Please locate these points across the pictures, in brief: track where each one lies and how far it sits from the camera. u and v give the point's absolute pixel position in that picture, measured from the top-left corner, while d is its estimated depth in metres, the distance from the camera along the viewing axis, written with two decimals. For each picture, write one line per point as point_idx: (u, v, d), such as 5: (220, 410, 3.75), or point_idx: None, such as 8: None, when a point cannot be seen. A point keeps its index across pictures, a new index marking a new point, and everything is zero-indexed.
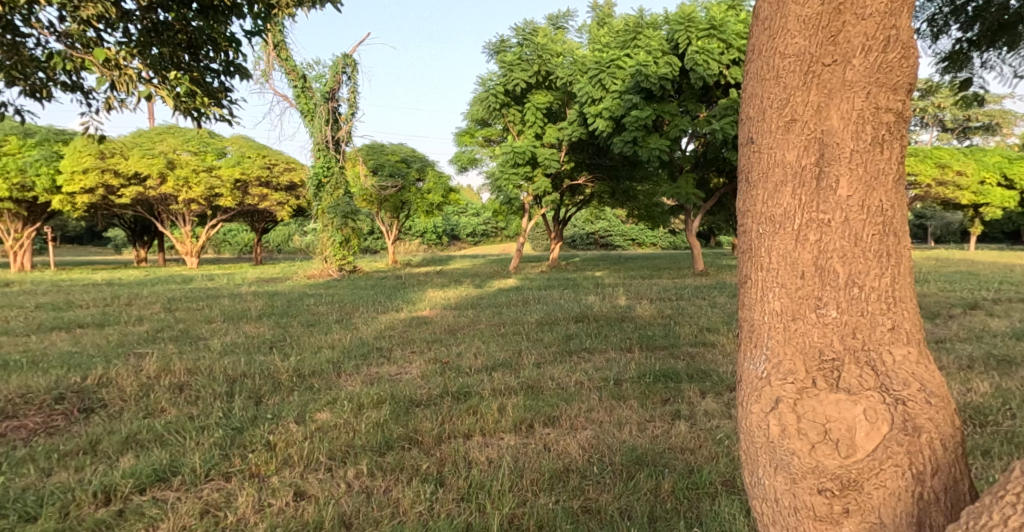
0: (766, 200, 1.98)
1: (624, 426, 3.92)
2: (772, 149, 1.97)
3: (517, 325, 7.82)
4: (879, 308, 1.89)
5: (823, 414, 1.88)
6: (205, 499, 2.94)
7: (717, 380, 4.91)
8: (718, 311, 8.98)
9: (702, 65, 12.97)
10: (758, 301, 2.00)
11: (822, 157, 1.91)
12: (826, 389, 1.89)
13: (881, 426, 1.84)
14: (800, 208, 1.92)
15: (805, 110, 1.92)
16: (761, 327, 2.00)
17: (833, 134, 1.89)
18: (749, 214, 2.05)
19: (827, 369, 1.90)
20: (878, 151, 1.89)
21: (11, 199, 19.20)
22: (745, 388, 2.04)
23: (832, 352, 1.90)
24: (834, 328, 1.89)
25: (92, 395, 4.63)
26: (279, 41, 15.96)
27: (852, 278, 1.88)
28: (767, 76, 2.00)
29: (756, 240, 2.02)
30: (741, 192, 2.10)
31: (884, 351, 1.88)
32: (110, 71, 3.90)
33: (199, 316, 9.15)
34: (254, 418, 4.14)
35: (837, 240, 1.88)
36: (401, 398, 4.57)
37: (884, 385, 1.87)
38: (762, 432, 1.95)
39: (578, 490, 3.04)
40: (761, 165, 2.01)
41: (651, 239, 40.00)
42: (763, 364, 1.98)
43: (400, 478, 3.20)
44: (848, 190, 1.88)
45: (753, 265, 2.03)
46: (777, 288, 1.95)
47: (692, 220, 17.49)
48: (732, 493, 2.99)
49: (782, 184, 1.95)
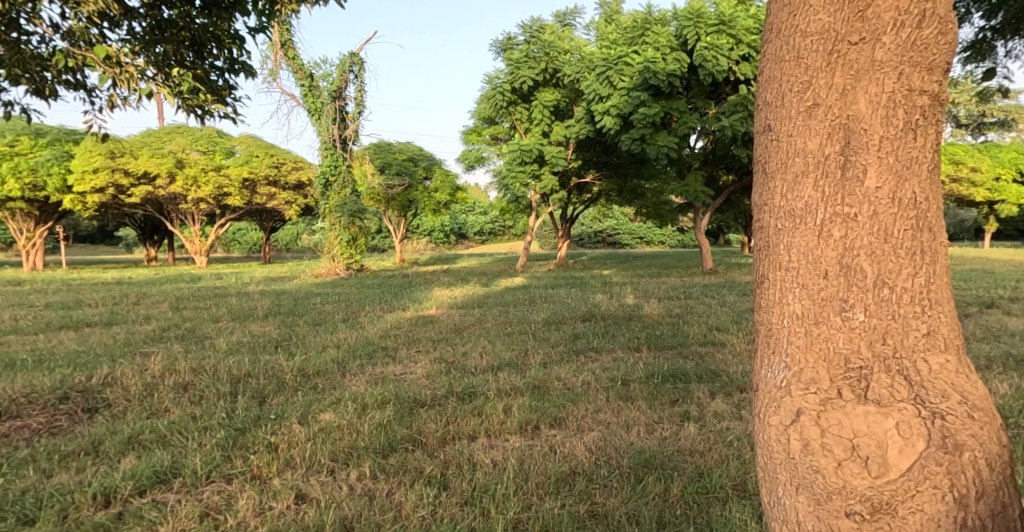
0: (787, 194, 1.91)
1: (632, 427, 3.85)
2: (793, 137, 1.90)
3: (524, 325, 7.74)
4: (913, 311, 1.81)
5: (849, 429, 1.80)
6: (206, 502, 2.88)
7: (727, 380, 4.83)
8: (727, 309, 8.88)
9: (711, 61, 12.86)
10: (778, 301, 1.93)
11: (847, 145, 1.83)
12: (853, 400, 1.82)
13: (916, 442, 1.76)
14: (823, 202, 1.84)
15: (830, 95, 1.85)
16: (780, 331, 1.93)
17: (860, 120, 1.82)
18: (766, 208, 1.98)
19: (854, 378, 1.82)
20: (910, 138, 1.81)
21: (22, 199, 19.28)
22: (765, 398, 1.97)
23: (861, 358, 1.82)
24: (861, 332, 1.82)
25: (96, 395, 4.59)
26: (287, 40, 15.95)
27: (882, 278, 1.80)
28: (786, 57, 1.93)
29: (773, 237, 1.95)
30: (758, 183, 2.03)
31: (918, 360, 1.81)
32: (112, 68, 3.85)
33: (206, 315, 9.11)
34: (258, 418, 4.10)
35: (866, 239, 1.81)
36: (406, 398, 4.52)
37: (919, 397, 1.79)
38: (782, 449, 1.89)
39: (584, 494, 2.98)
40: (780, 155, 1.94)
41: (659, 238, 39.83)
42: (782, 373, 1.92)
43: (403, 481, 3.14)
44: (877, 181, 1.80)
45: (770, 264, 1.96)
46: (798, 289, 1.88)
47: (701, 218, 17.37)
48: (743, 498, 2.92)
49: (804, 175, 1.87)
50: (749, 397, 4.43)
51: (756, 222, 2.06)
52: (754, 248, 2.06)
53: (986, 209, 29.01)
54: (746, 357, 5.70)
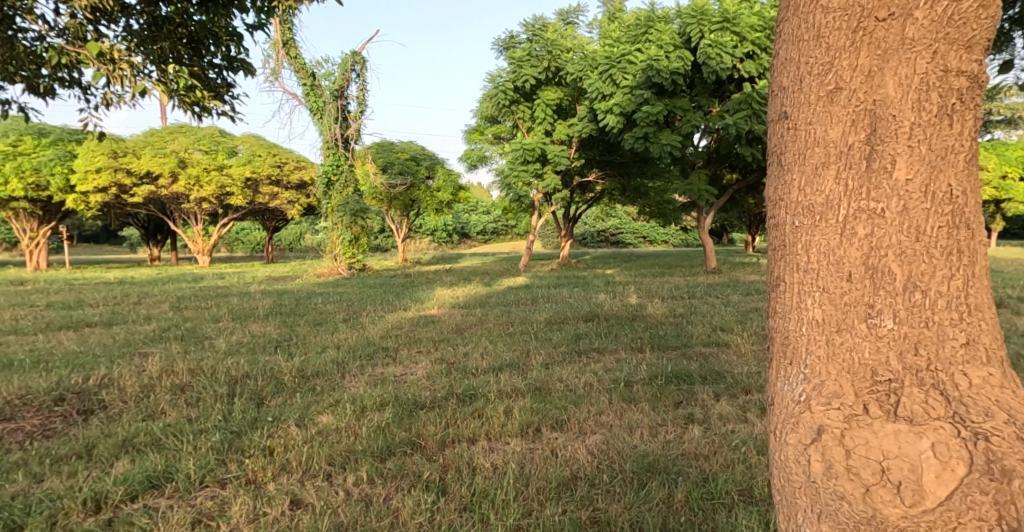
0: (806, 189, 1.83)
1: (635, 430, 3.78)
2: (813, 125, 1.82)
3: (526, 325, 7.67)
4: (948, 318, 1.74)
5: (878, 449, 1.73)
6: (198, 508, 2.82)
7: (731, 381, 4.76)
8: (732, 309, 8.80)
9: (715, 59, 12.78)
10: (797, 304, 1.86)
11: (873, 133, 1.75)
12: (882, 415, 1.75)
13: (956, 466, 1.67)
14: (847, 196, 1.76)
15: (855, 80, 1.76)
16: (798, 338, 1.86)
17: (888, 105, 1.73)
18: (782, 203, 1.91)
19: (883, 390, 1.75)
20: (946, 125, 1.73)
21: (25, 198, 19.26)
22: (783, 410, 1.90)
23: (890, 369, 1.75)
24: (890, 341, 1.74)
25: (92, 396, 4.53)
26: (289, 39, 15.89)
27: (912, 281, 1.73)
28: (806, 36, 1.86)
29: (791, 235, 1.88)
30: (774, 175, 1.95)
31: (957, 373, 1.73)
32: (106, 65, 3.80)
33: (206, 315, 9.06)
34: (255, 420, 4.04)
35: (897, 242, 1.73)
36: (405, 400, 4.45)
37: (958, 415, 1.70)
38: (802, 472, 1.82)
39: (586, 500, 2.90)
40: (798, 145, 1.87)
41: (662, 237, 39.73)
42: (800, 386, 1.86)
43: (401, 485, 3.08)
44: (908, 172, 1.72)
45: (786, 266, 1.89)
46: (819, 292, 1.81)
47: (705, 217, 17.27)
48: (749, 504, 2.84)
49: (826, 167, 1.80)
50: (754, 399, 4.35)
51: (771, 217, 1.98)
52: (769, 245, 1.99)
53: (994, 207, 29.02)
54: (751, 357, 5.63)
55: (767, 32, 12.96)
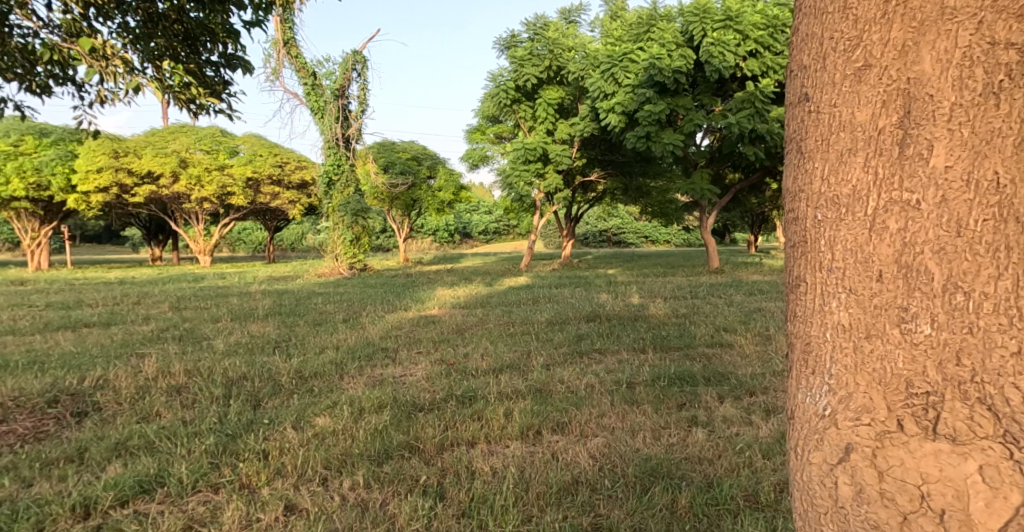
0: (829, 178, 1.58)
1: (638, 433, 3.71)
2: (837, 107, 1.57)
3: (527, 325, 7.61)
4: (1005, 321, 1.40)
5: (916, 472, 1.47)
6: (190, 514, 2.76)
7: (735, 383, 4.69)
8: (734, 309, 8.75)
9: (717, 57, 12.67)
10: (819, 308, 1.61)
11: (908, 114, 1.47)
12: (918, 434, 1.47)
13: (1011, 494, 1.40)
14: (874, 185, 1.50)
15: (887, 56, 1.50)
16: (821, 347, 1.61)
17: (927, 81, 1.45)
18: (802, 195, 1.67)
19: (919, 406, 1.47)
20: (1003, 93, 1.41)
21: (27, 198, 19.23)
22: (805, 425, 1.66)
23: (926, 381, 1.46)
24: (926, 350, 1.45)
25: (86, 398, 4.47)
26: (290, 38, 15.85)
27: (955, 280, 1.43)
28: (830, 8, 1.62)
29: (812, 231, 1.63)
30: (793, 164, 1.71)
31: (1010, 387, 1.40)
32: (98, 62, 3.73)
33: (206, 315, 9.01)
34: (250, 423, 3.97)
35: (935, 237, 1.44)
36: (404, 402, 4.38)
37: (1011, 435, 1.39)
38: (827, 500, 1.60)
39: (587, 505, 2.84)
40: (821, 129, 1.61)
41: (664, 237, 39.68)
42: (825, 398, 1.60)
43: (398, 490, 3.01)
44: (949, 149, 1.42)
45: (808, 266, 1.64)
46: (844, 294, 1.55)
47: (707, 217, 17.21)
48: (756, 510, 2.77)
49: (852, 153, 1.54)
50: (759, 400, 4.29)
51: (790, 211, 1.74)
52: (788, 242, 1.74)
53: None
54: (754, 358, 5.56)
55: (770, 30, 12.88)
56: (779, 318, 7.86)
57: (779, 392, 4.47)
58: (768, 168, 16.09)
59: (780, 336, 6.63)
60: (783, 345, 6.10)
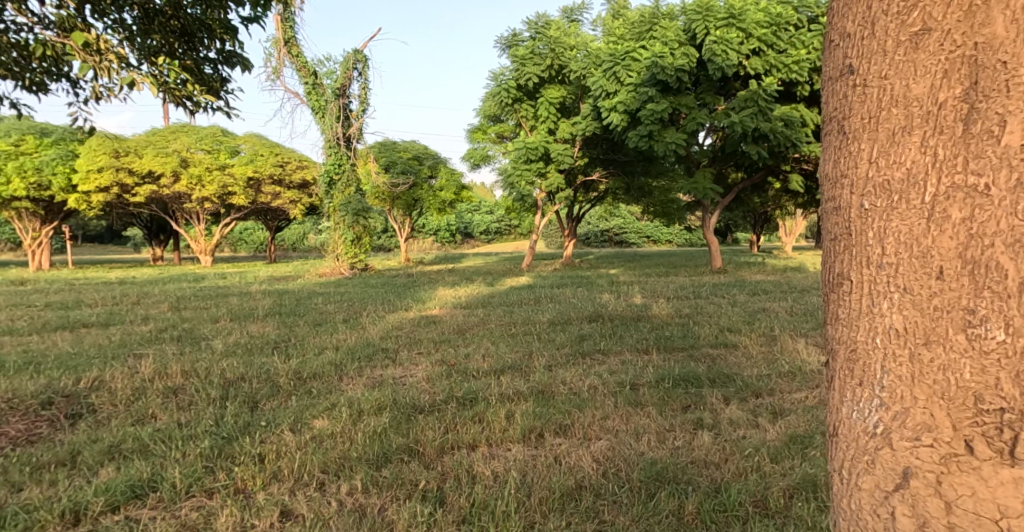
0: (880, 162, 1.53)
1: (642, 436, 3.63)
2: (888, 79, 1.53)
3: (529, 326, 7.52)
4: None
5: (989, 502, 1.44)
6: (183, 520, 2.70)
7: (740, 384, 4.60)
8: (738, 310, 8.64)
9: (720, 55, 12.57)
10: (869, 308, 1.57)
11: (975, 86, 1.43)
12: (992, 459, 1.43)
13: None
14: (937, 167, 1.45)
15: (949, 20, 1.46)
16: (873, 352, 1.57)
17: (993, 50, 1.41)
18: (847, 178, 1.62)
19: (992, 425, 1.43)
20: None
21: (28, 198, 19.17)
22: (854, 444, 1.62)
23: (1000, 396, 1.42)
24: (995, 357, 1.41)
25: (81, 399, 4.40)
26: (290, 37, 15.78)
27: None
28: None
29: (860, 222, 1.58)
30: (834, 146, 1.66)
31: None
32: (92, 57, 3.67)
33: (205, 315, 8.93)
34: (248, 425, 3.90)
35: (1008, 228, 1.39)
36: (404, 404, 4.30)
37: None
38: (882, 521, 1.57)
39: (591, 511, 2.76)
40: (868, 107, 1.57)
41: (666, 237, 39.52)
42: (877, 414, 1.57)
43: (398, 495, 2.94)
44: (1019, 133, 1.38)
45: (857, 263, 1.59)
46: (898, 292, 1.51)
47: (709, 216, 17.11)
48: (765, 517, 2.69)
49: (906, 132, 1.50)
50: (765, 402, 4.21)
51: (830, 199, 1.70)
52: (829, 233, 1.70)
53: None
54: (760, 360, 5.47)
55: (773, 28, 12.81)
56: (783, 318, 7.77)
57: (786, 395, 4.39)
58: (771, 167, 15.97)
59: (785, 337, 6.55)
60: (789, 346, 6.01)
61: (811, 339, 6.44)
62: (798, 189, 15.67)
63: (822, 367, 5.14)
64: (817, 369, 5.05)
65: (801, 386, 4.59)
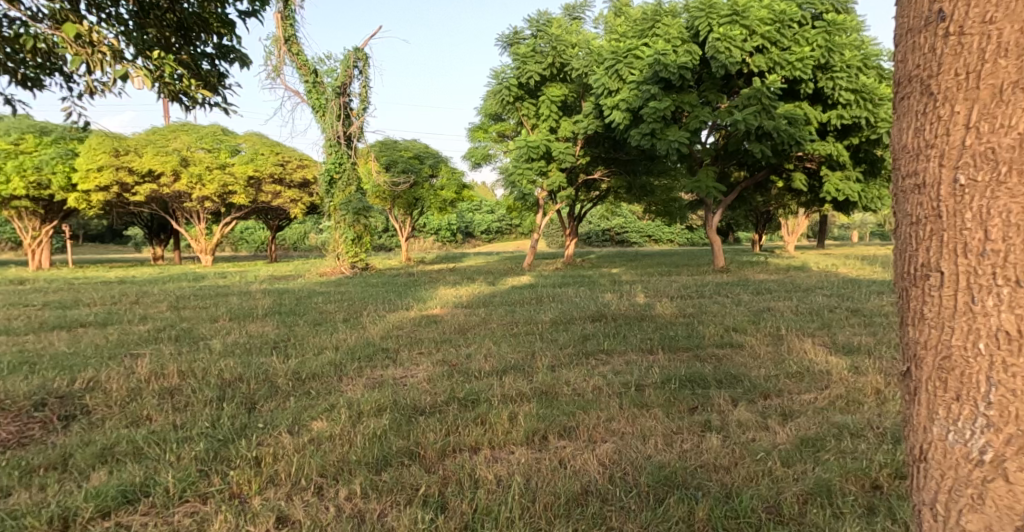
0: (983, 126, 1.54)
1: (649, 439, 3.54)
2: (995, 22, 1.54)
3: (531, 325, 7.42)
4: None
5: None
6: (175, 527, 2.61)
7: (747, 385, 4.51)
8: (743, 309, 8.53)
9: (724, 53, 12.42)
10: (968, 307, 1.56)
11: None
12: None
13: None
14: None
15: None
16: (980, 357, 1.56)
17: None
18: (940, 144, 1.60)
19: None
20: None
21: (28, 197, 19.09)
22: (957, 469, 1.61)
23: None
24: None
25: (75, 400, 4.30)
26: (290, 35, 15.68)
27: None
28: None
29: (959, 202, 1.57)
30: (922, 113, 1.65)
31: None
32: (84, 49, 3.57)
33: (204, 315, 8.84)
34: (244, 427, 3.81)
35: None
36: (404, 406, 4.20)
37: None
38: None
39: (599, 518, 2.67)
40: (969, 65, 1.57)
41: (667, 236, 39.36)
42: (982, 437, 1.57)
43: (398, 500, 2.85)
44: None
45: (956, 252, 1.58)
46: (1008, 287, 1.52)
47: (712, 215, 17.00)
48: (779, 524, 2.60)
49: (1017, 91, 1.52)
50: (774, 404, 4.11)
51: (909, 175, 1.70)
52: (909, 215, 1.69)
53: None
54: (767, 360, 5.37)
55: (777, 25, 12.72)
56: (788, 318, 7.66)
57: (794, 395, 4.30)
58: (774, 166, 15.85)
59: (791, 336, 6.45)
60: (796, 346, 5.91)
61: (818, 338, 6.34)
62: (801, 188, 15.56)
63: (830, 367, 5.04)
64: (825, 369, 4.96)
65: (809, 387, 4.50)
